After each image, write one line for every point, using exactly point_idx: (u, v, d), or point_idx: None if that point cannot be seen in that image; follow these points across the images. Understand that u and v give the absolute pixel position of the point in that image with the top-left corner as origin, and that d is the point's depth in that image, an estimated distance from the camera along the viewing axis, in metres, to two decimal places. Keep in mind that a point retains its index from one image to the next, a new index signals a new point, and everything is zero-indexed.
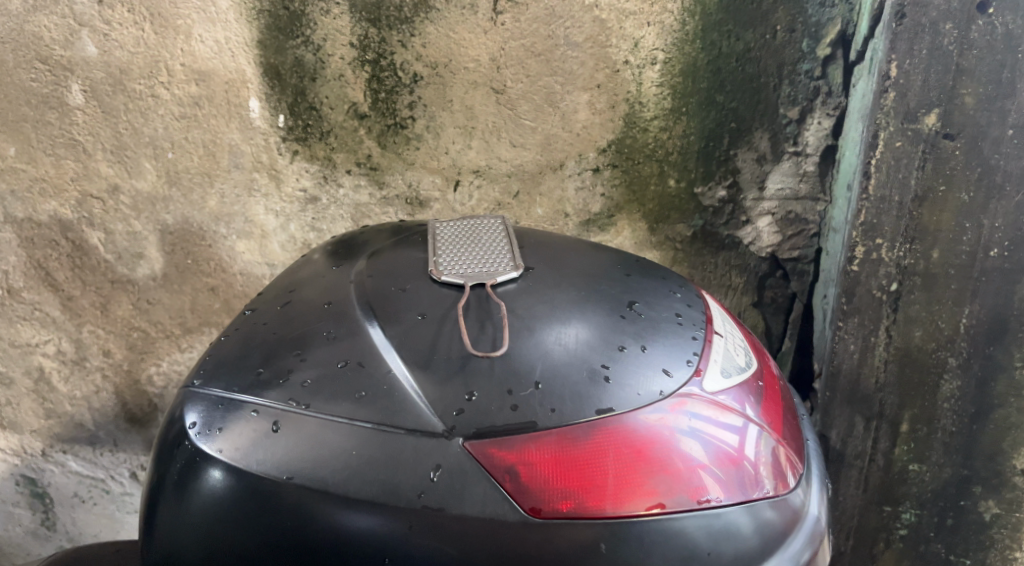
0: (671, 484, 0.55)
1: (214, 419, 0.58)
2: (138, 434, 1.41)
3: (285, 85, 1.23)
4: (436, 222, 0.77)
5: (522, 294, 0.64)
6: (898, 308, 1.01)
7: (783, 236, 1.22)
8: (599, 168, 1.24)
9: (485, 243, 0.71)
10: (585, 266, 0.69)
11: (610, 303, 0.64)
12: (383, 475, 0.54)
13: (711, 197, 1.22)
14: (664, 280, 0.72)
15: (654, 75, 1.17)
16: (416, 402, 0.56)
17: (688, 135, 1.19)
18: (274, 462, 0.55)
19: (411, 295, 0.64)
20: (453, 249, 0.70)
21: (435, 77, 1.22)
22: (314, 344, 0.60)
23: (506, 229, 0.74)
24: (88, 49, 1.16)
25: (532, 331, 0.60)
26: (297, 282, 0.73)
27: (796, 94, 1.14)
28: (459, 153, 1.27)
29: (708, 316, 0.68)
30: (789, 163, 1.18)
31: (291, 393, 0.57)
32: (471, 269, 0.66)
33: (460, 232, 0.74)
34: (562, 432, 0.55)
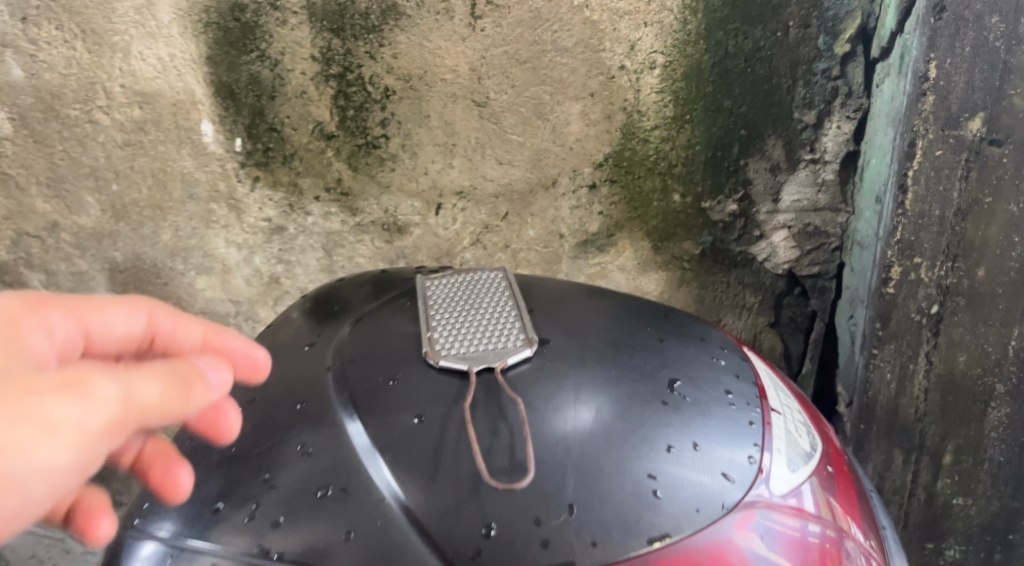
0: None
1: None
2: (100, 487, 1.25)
3: (240, 104, 1.09)
4: (425, 279, 0.66)
5: (537, 380, 0.52)
6: (940, 332, 0.91)
7: (801, 251, 1.10)
8: (595, 184, 1.14)
9: (486, 309, 0.60)
10: (610, 332, 0.58)
11: (648, 386, 0.52)
12: None
13: (721, 211, 1.11)
14: (703, 341, 0.61)
15: (653, 81, 1.05)
16: (417, 542, 0.45)
17: (693, 145, 1.08)
18: None
19: (403, 390, 0.53)
20: (451, 320, 0.58)
21: (409, 90, 1.09)
22: (284, 462, 0.50)
23: (510, 286, 0.63)
24: (13, 72, 1.01)
25: (555, 433, 0.49)
26: (262, 363, 0.62)
27: (813, 96, 1.01)
28: (440, 173, 1.15)
29: (761, 388, 0.57)
30: (806, 172, 1.06)
31: (258, 537, 0.47)
32: (474, 349, 0.55)
33: (456, 298, 0.62)
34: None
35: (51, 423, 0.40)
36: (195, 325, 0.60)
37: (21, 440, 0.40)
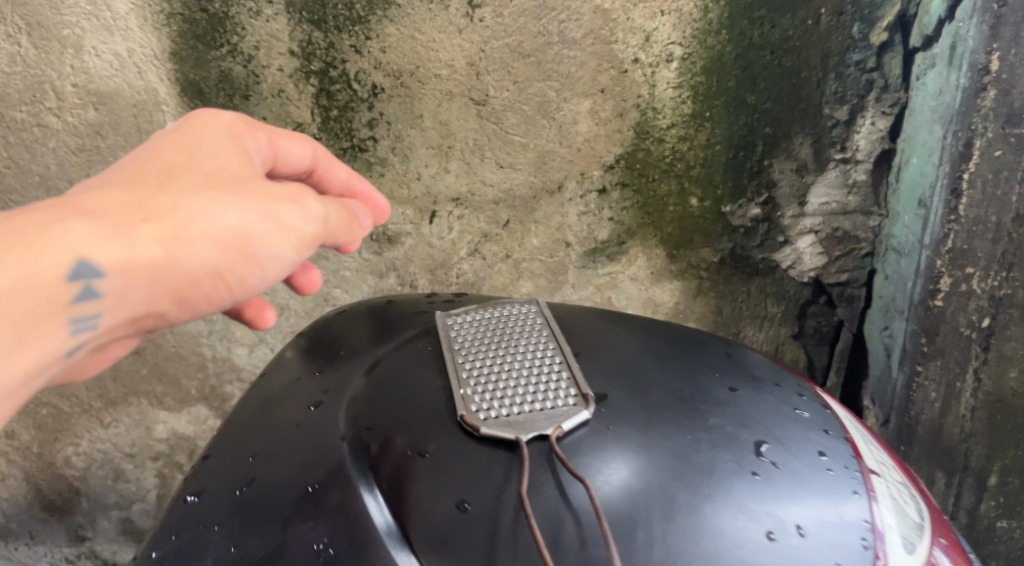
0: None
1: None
2: (60, 523, 1.14)
3: (210, 105, 0.97)
4: (449, 319, 0.62)
5: (605, 455, 0.49)
6: (990, 347, 0.83)
7: (829, 257, 1.03)
8: (606, 188, 1.05)
9: (523, 359, 0.56)
10: (685, 388, 0.54)
11: (738, 457, 0.49)
12: None
13: (743, 216, 1.03)
14: (777, 387, 0.57)
15: (670, 75, 0.96)
16: None
17: (713, 144, 0.99)
18: None
19: (441, 468, 0.49)
20: (493, 374, 0.55)
21: (399, 88, 0.98)
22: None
23: (548, 330, 0.59)
24: None
25: (630, 519, 0.46)
26: (260, 422, 0.57)
27: (845, 90, 0.92)
28: (434, 178, 1.04)
29: (857, 448, 0.53)
30: (835, 172, 0.97)
31: None
32: (519, 411, 0.51)
33: (492, 345, 0.58)
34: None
35: (286, 223, 0.58)
36: (342, 169, 0.76)
37: (268, 232, 0.57)
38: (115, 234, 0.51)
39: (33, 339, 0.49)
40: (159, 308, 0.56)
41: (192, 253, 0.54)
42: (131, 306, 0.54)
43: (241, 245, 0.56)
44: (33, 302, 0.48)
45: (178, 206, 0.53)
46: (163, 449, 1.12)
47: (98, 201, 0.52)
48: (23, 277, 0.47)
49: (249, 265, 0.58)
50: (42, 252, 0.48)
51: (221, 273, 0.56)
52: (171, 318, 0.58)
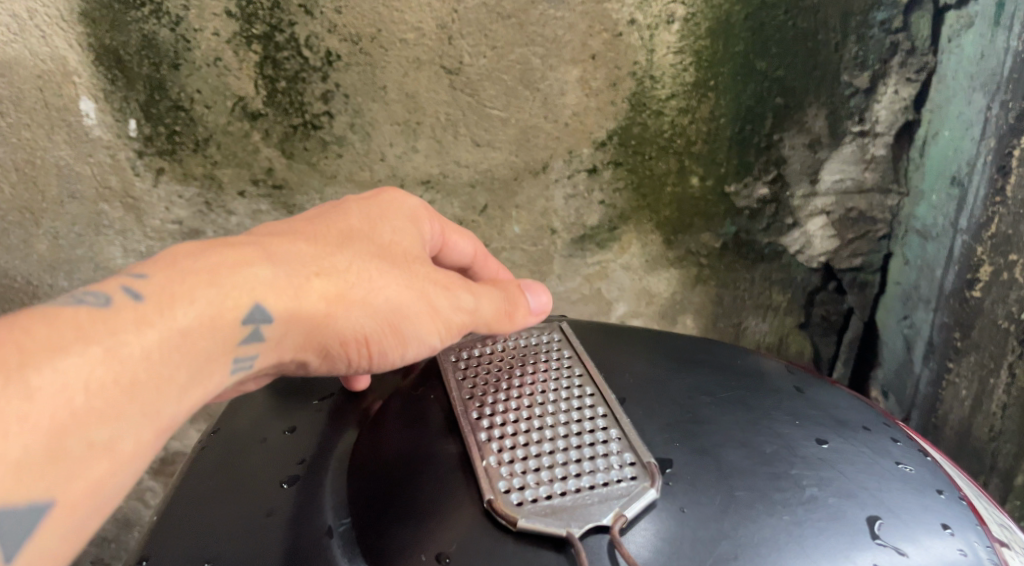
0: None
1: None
2: None
3: (131, 75, 0.81)
4: (457, 375, 0.56)
5: (683, 549, 0.42)
6: None
7: (841, 240, 0.93)
8: (597, 167, 0.93)
9: (554, 423, 0.50)
10: (772, 453, 0.47)
11: (848, 543, 0.41)
12: None
13: (749, 196, 0.92)
14: (870, 434, 0.50)
15: (670, 38, 0.84)
16: None
17: (717, 117, 0.88)
18: None
19: None
20: (530, 449, 0.48)
21: (359, 55, 0.83)
22: None
23: (574, 383, 0.54)
24: None
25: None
26: (223, 497, 0.50)
27: (866, 54, 0.82)
28: (400, 158, 0.91)
29: (982, 521, 0.46)
30: (852, 147, 0.87)
31: None
32: (565, 494, 0.44)
33: (524, 409, 0.52)
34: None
35: (443, 307, 0.52)
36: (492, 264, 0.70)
37: (423, 312, 0.51)
38: (292, 284, 0.45)
39: (199, 385, 0.42)
40: (298, 367, 0.50)
41: (352, 317, 0.48)
42: (283, 361, 0.47)
43: (397, 319, 0.50)
44: (207, 342, 0.42)
45: (351, 269, 0.48)
46: None
47: (286, 249, 0.47)
48: (207, 317, 0.42)
49: (395, 342, 0.51)
50: (230, 292, 0.43)
51: (373, 345, 0.50)
52: (303, 377, 0.52)
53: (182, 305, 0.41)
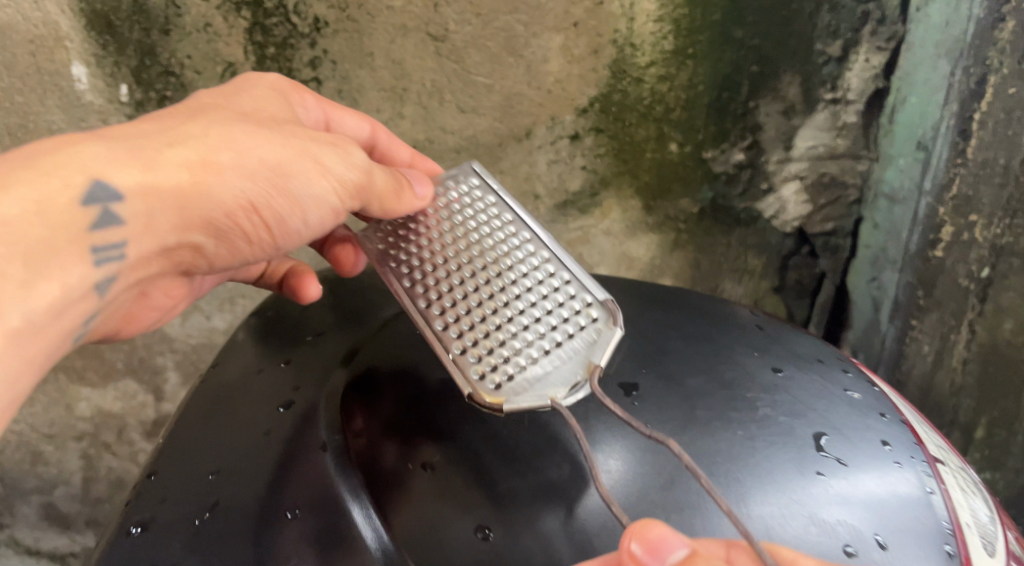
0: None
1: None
2: None
3: (122, 40, 0.83)
4: (399, 256, 0.58)
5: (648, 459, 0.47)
6: (987, 299, 0.80)
7: (814, 206, 0.96)
8: (579, 134, 0.96)
9: (503, 288, 0.54)
10: (730, 376, 0.51)
11: (796, 456, 0.46)
12: None
13: (725, 162, 0.95)
14: (822, 366, 0.55)
15: (650, 6, 0.86)
16: None
17: (696, 84, 0.91)
18: None
19: (455, 482, 0.47)
20: (490, 323, 0.52)
21: (345, 22, 0.85)
22: None
23: (508, 238, 0.58)
24: None
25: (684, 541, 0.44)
26: (219, 425, 0.54)
27: (839, 24, 0.85)
28: (387, 124, 0.93)
29: (916, 438, 0.51)
30: (824, 114, 0.90)
31: None
32: (539, 360, 0.50)
33: (472, 281, 0.55)
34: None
35: (325, 167, 0.55)
36: (403, 146, 0.75)
37: (306, 175, 0.54)
38: (141, 157, 0.48)
39: (45, 268, 0.45)
40: (194, 241, 0.54)
41: (225, 183, 0.51)
42: (166, 233, 0.51)
43: (276, 182, 0.53)
44: (44, 231, 0.45)
45: (210, 136, 0.51)
46: (88, 428, 1.00)
47: (127, 130, 0.49)
48: (37, 203, 0.44)
49: (286, 206, 0.55)
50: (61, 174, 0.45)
51: (261, 209, 0.54)
52: (206, 253, 0.56)
53: (8, 194, 0.43)
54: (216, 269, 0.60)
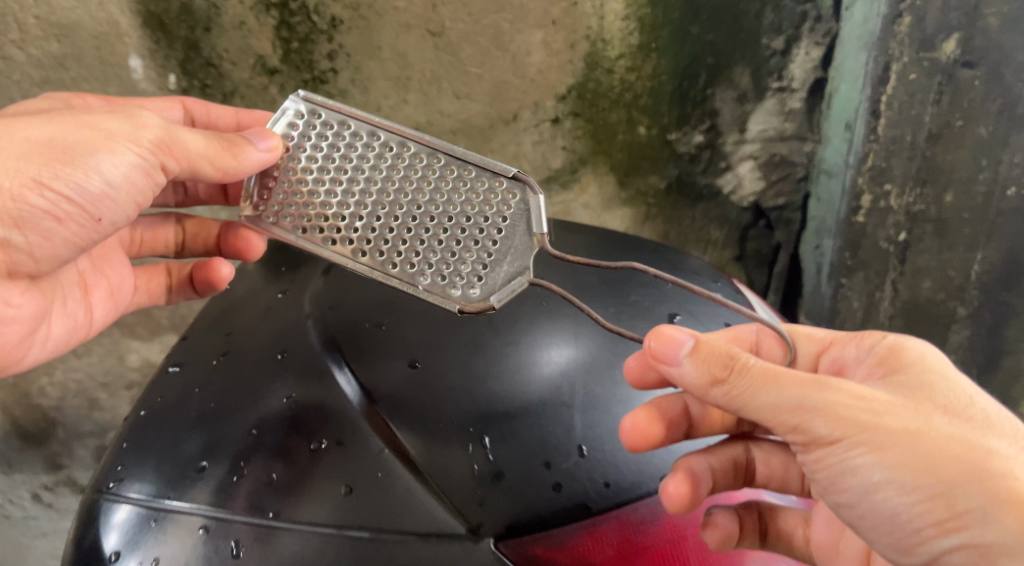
0: (835, 489, 0.46)
1: (152, 539, 0.51)
2: (38, 451, 1.08)
3: (172, 37, 1.00)
4: (320, 205, 0.59)
5: (551, 311, 0.58)
6: (906, 260, 0.92)
7: (767, 182, 1.09)
8: (559, 118, 1.09)
9: (423, 209, 0.57)
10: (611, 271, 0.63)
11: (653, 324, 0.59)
12: (430, 507, 0.50)
13: (687, 143, 1.08)
14: (699, 274, 0.75)
15: (618, 7, 0.99)
16: (418, 492, 0.51)
17: (659, 74, 1.04)
18: (318, 519, 0.49)
19: (398, 329, 0.57)
20: (434, 241, 0.56)
21: (358, 20, 1.00)
22: (269, 416, 0.53)
23: (392, 155, 0.57)
24: None
25: (563, 398, 0.54)
26: (234, 313, 0.70)
27: (782, 21, 0.97)
28: (393, 109, 1.08)
29: None
30: (773, 101, 1.03)
31: (273, 465, 0.51)
32: (494, 252, 0.55)
33: (391, 209, 0.58)
34: (746, 396, 0.45)
35: (106, 131, 0.53)
36: (222, 111, 0.77)
37: (90, 141, 0.53)
38: None
39: None
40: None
41: None
42: None
43: (58, 155, 0.52)
44: None
45: None
46: (137, 378, 1.12)
47: None
48: None
49: (81, 177, 0.52)
50: None
51: (51, 183, 0.52)
52: (19, 247, 0.54)
53: None
54: (51, 266, 0.57)
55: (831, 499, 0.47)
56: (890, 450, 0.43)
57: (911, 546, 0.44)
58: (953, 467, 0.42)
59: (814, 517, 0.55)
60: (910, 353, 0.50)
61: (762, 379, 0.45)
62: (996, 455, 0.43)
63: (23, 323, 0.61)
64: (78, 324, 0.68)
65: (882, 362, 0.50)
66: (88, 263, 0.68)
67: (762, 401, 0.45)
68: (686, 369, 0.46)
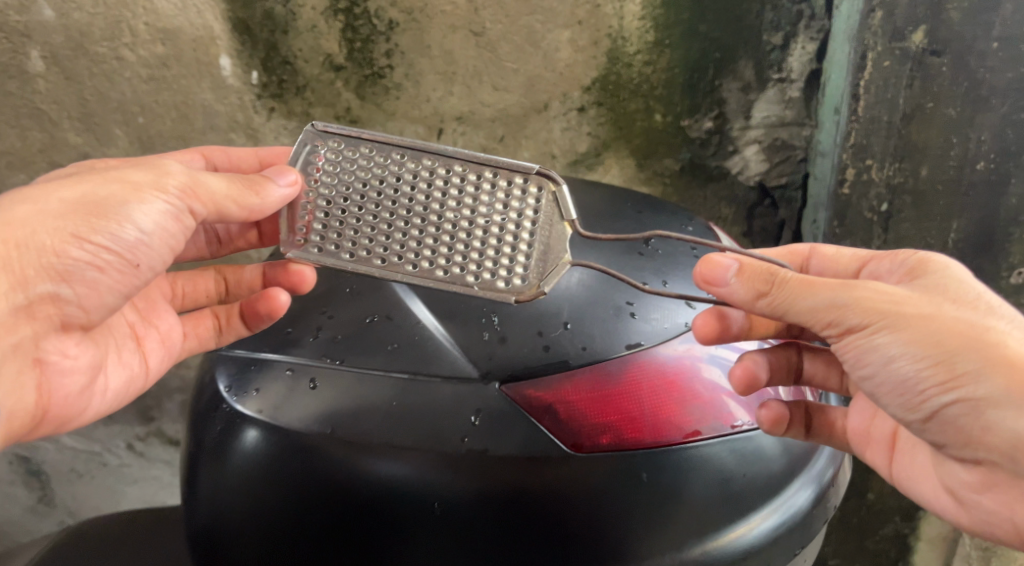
0: (857, 363, 0.56)
1: (249, 379, 0.61)
2: (131, 403, 1.26)
3: (256, 39, 1.17)
4: (364, 219, 0.63)
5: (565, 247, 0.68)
6: (889, 228, 1.02)
7: (770, 163, 1.23)
8: (584, 107, 1.24)
9: (458, 218, 0.62)
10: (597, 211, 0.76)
11: (629, 242, 0.71)
12: (454, 355, 0.59)
13: (698, 129, 1.22)
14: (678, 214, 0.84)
15: (635, 8, 1.14)
16: (445, 345, 0.60)
17: (672, 68, 1.18)
18: (368, 363, 0.58)
19: None
20: (474, 240, 0.61)
21: (411, 22, 1.17)
22: (338, 302, 0.65)
23: (418, 169, 0.62)
24: (45, 12, 1.06)
25: (563, 296, 0.63)
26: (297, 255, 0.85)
27: (780, 19, 1.13)
28: (440, 100, 1.24)
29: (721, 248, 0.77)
30: (774, 90, 1.18)
31: (339, 330, 0.62)
32: (529, 238, 0.61)
33: (430, 215, 0.62)
34: (785, 304, 0.55)
35: (134, 183, 0.59)
36: (244, 154, 0.80)
37: (119, 195, 0.58)
38: None
39: None
40: (46, 290, 0.57)
41: (36, 228, 0.56)
42: (10, 291, 0.56)
43: (93, 211, 0.58)
44: None
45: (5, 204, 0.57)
46: None
47: None
48: None
49: (116, 228, 0.58)
50: None
51: (91, 236, 0.57)
52: (69, 299, 0.59)
53: None
54: (100, 316, 0.62)
55: (856, 378, 0.57)
56: (906, 330, 0.53)
57: (917, 404, 0.54)
58: (954, 341, 0.52)
59: (852, 409, 0.65)
60: (934, 261, 0.60)
61: (798, 288, 0.55)
62: (993, 331, 0.53)
63: (82, 374, 0.64)
64: (134, 373, 0.70)
65: (909, 270, 0.61)
66: (136, 315, 0.72)
67: (800, 304, 0.54)
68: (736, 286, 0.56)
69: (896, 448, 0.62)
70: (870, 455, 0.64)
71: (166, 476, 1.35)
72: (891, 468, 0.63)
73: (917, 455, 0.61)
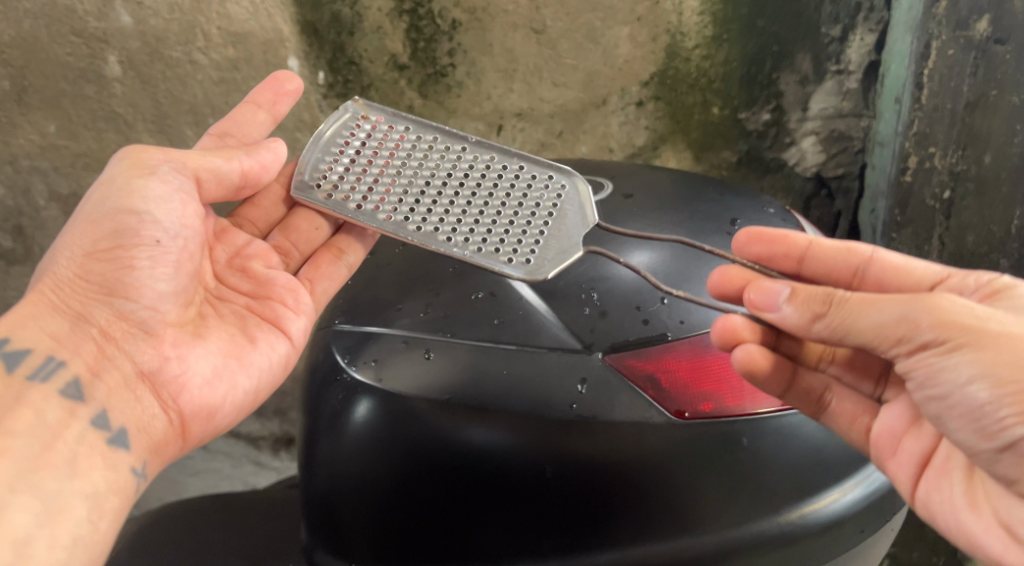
0: (929, 383, 0.52)
1: (365, 350, 0.66)
2: None
3: (323, 41, 1.17)
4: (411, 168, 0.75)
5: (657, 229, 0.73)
6: (950, 216, 1.05)
7: (827, 154, 1.27)
8: (642, 101, 1.27)
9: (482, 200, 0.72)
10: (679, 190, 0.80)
11: (716, 225, 0.76)
12: (560, 326, 0.63)
13: (755, 121, 1.26)
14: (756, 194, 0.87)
15: (695, 4, 1.16)
16: (547, 320, 0.64)
17: (731, 62, 1.21)
18: (478, 337, 0.63)
19: None
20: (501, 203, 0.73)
21: (474, 22, 1.18)
22: (443, 280, 0.69)
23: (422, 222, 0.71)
24: (123, 19, 1.02)
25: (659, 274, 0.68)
26: None
27: (839, 12, 1.15)
28: (501, 97, 1.26)
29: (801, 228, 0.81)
30: (832, 82, 1.21)
31: (448, 305, 0.66)
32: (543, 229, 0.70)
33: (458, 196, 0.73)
34: (845, 322, 0.54)
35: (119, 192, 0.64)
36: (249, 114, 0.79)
37: (111, 205, 0.64)
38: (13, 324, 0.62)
39: None
40: (106, 312, 0.62)
41: (58, 268, 0.62)
42: (71, 327, 0.61)
43: (99, 229, 0.63)
44: None
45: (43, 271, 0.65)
46: None
47: None
48: None
49: (122, 225, 0.63)
50: None
51: (105, 245, 0.62)
52: (129, 308, 0.63)
53: None
54: (171, 308, 0.65)
55: (923, 395, 0.54)
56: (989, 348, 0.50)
57: (994, 431, 0.50)
58: None
59: (883, 412, 0.61)
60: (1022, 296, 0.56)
61: (858, 305, 0.53)
62: None
63: (202, 366, 0.65)
64: (276, 352, 0.71)
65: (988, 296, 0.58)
66: (247, 298, 0.73)
67: (864, 321, 0.53)
68: (788, 312, 0.57)
69: (927, 467, 0.59)
70: (892, 466, 0.60)
71: (226, 467, 1.38)
72: (914, 487, 0.59)
73: (950, 480, 0.57)
